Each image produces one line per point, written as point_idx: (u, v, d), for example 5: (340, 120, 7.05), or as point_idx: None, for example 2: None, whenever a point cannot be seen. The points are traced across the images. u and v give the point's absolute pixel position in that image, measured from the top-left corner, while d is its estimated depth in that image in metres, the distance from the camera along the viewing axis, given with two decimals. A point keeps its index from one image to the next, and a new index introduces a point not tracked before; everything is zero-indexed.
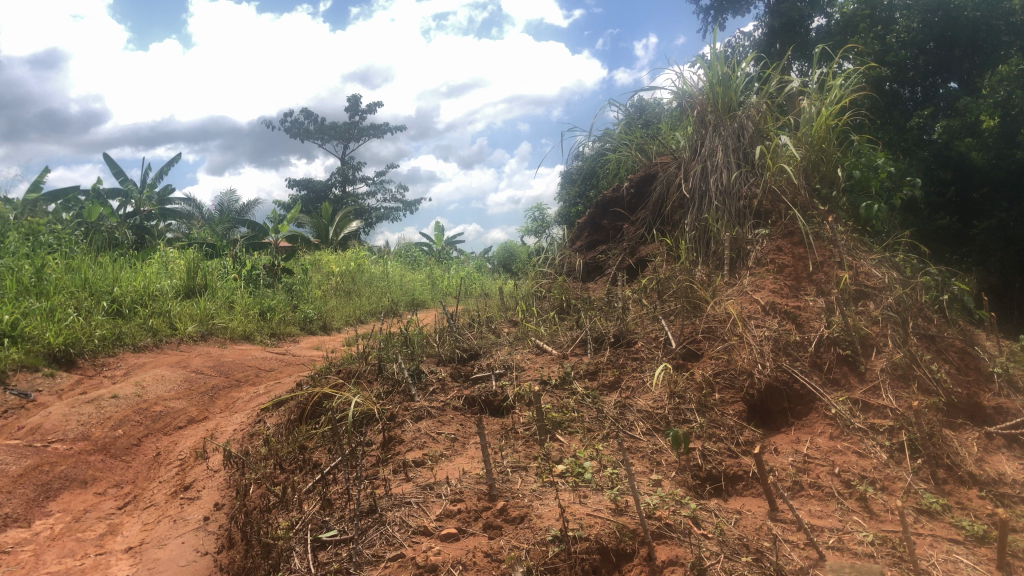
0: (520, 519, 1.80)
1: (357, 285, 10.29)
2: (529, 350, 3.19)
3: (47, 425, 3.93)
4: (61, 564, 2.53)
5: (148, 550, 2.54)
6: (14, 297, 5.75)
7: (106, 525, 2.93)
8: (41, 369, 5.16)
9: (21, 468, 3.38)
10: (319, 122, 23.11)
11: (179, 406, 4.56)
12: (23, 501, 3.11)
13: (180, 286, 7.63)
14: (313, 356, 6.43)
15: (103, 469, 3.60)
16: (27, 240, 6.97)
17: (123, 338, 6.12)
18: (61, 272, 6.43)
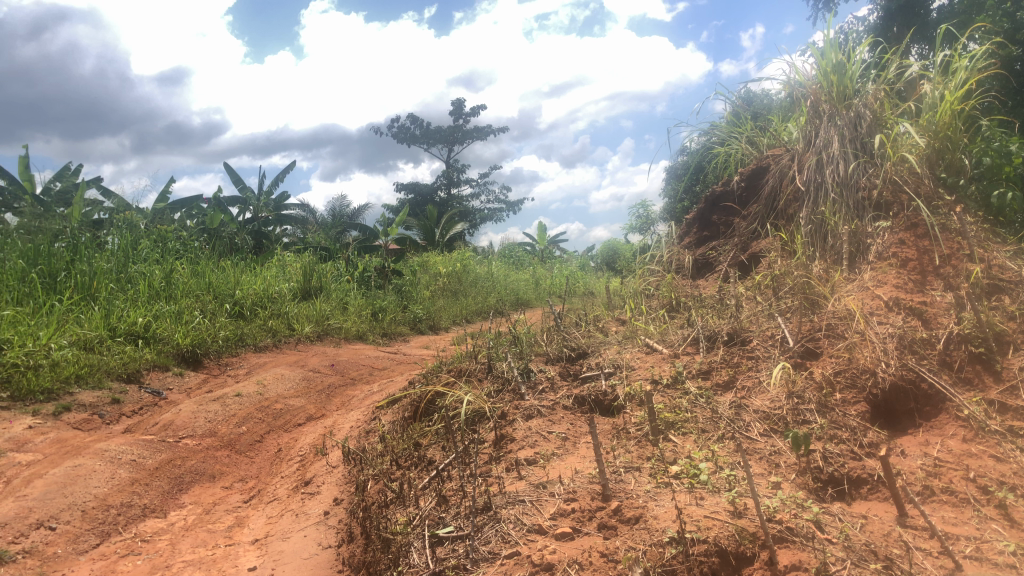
0: (635, 519, 1.79)
1: (464, 285, 10.44)
2: (639, 349, 3.16)
3: (178, 421, 4.15)
4: (195, 553, 2.68)
5: (273, 543, 2.65)
6: (146, 301, 6.13)
7: (234, 517, 3.07)
8: (171, 369, 5.47)
9: (156, 462, 3.59)
10: (425, 126, 23.61)
11: (298, 404, 4.74)
12: (160, 492, 3.30)
13: (297, 288, 7.94)
14: (423, 355, 6.57)
15: (229, 464, 3.78)
16: (156, 247, 7.40)
17: (246, 339, 6.41)
18: (188, 276, 6.81)
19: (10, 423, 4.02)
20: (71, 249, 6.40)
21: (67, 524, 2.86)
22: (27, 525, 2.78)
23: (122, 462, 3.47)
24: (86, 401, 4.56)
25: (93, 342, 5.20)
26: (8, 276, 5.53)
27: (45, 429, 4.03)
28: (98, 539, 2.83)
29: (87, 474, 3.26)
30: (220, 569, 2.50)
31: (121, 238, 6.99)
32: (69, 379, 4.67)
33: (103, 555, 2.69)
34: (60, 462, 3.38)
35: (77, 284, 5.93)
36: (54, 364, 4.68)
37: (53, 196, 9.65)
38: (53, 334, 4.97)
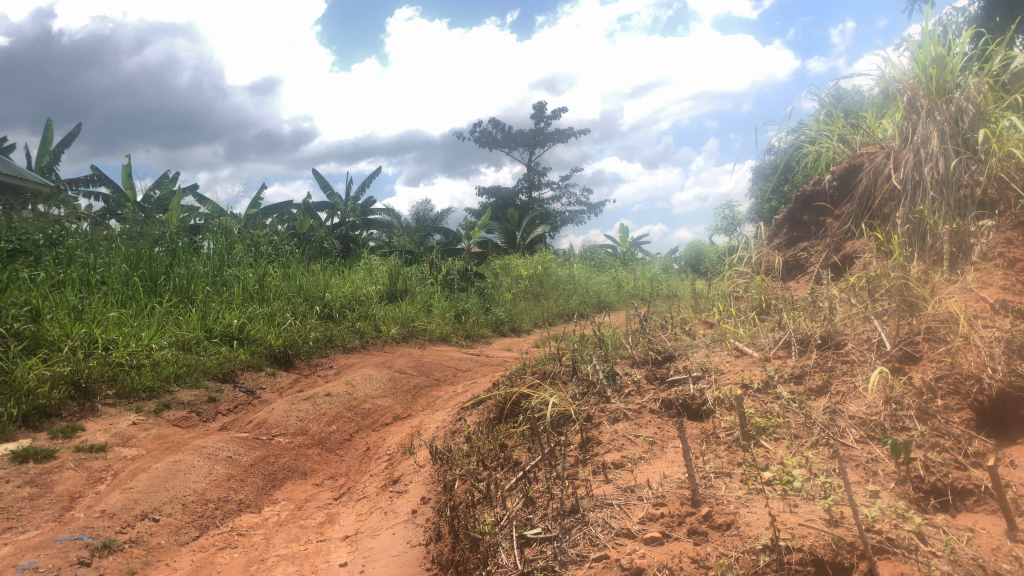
0: (727, 525, 1.75)
1: (546, 287, 10.45)
2: (728, 352, 3.10)
3: (271, 419, 4.30)
4: (289, 547, 2.76)
5: (363, 539, 2.71)
6: (240, 304, 6.36)
7: (325, 514, 3.15)
8: (263, 369, 5.65)
9: (251, 459, 3.71)
10: (507, 130, 23.78)
11: (385, 403, 4.83)
12: (254, 488, 3.42)
13: (383, 290, 8.11)
14: (506, 356, 6.61)
15: (320, 462, 3.88)
16: (249, 251, 7.68)
17: (335, 340, 6.57)
18: (280, 280, 7.05)
19: (116, 420, 4.24)
20: (170, 253, 6.70)
21: (169, 516, 2.99)
22: (133, 517, 2.92)
23: (219, 458, 3.61)
24: (184, 399, 4.76)
25: (191, 342, 5.43)
26: (113, 280, 5.83)
27: (148, 426, 4.23)
28: (198, 532, 2.95)
29: (187, 469, 3.41)
30: (313, 563, 2.57)
31: (217, 242, 7.28)
32: (169, 378, 4.89)
33: (202, 547, 2.80)
34: (162, 457, 3.55)
35: (176, 287, 6.21)
36: (155, 364, 4.91)
37: (153, 203, 10.11)
38: (154, 334, 5.22)
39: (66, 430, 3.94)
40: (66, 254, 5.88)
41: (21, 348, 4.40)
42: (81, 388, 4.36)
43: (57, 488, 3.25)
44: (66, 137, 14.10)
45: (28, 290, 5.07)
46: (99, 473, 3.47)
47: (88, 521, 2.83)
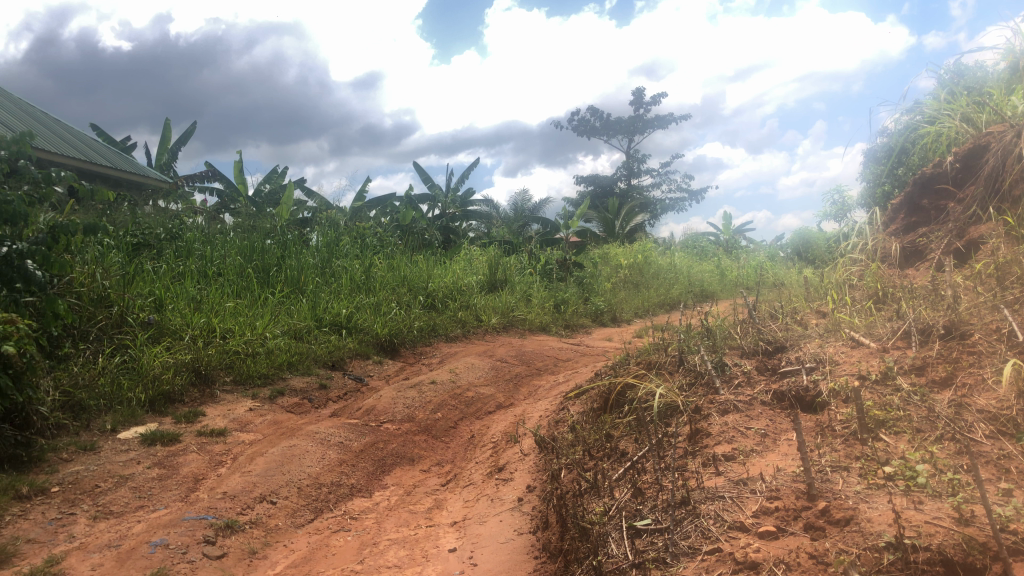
0: (846, 521, 1.70)
1: (647, 277, 10.32)
2: (843, 343, 2.99)
3: (379, 407, 4.42)
4: (399, 532, 2.83)
5: (471, 526, 2.75)
6: (348, 294, 6.56)
7: (433, 500, 3.22)
8: (371, 357, 5.79)
9: (362, 444, 3.83)
10: (605, 118, 23.61)
11: (488, 392, 4.88)
12: (365, 473, 3.52)
13: (484, 281, 8.20)
14: (607, 346, 6.57)
15: (427, 448, 3.96)
16: (356, 243, 7.91)
17: (438, 330, 6.67)
18: (384, 271, 7.23)
19: (234, 405, 4.45)
20: (281, 245, 6.99)
21: (285, 499, 3.12)
22: (252, 498, 3.06)
23: (331, 443, 3.74)
24: (297, 386, 4.94)
25: (302, 331, 5.65)
26: (229, 272, 6.13)
27: (264, 411, 4.42)
28: (313, 514, 3.06)
29: (301, 454, 3.55)
30: (423, 548, 2.62)
31: (324, 235, 7.53)
32: (282, 365, 5.09)
33: (317, 529, 2.91)
34: (278, 442, 3.72)
35: (287, 278, 6.46)
36: (269, 352, 5.13)
37: (264, 198, 10.53)
38: (268, 324, 5.46)
39: (188, 415, 4.16)
40: (186, 247, 6.22)
41: (147, 337, 4.70)
42: (202, 374, 4.61)
43: (183, 470, 3.44)
44: (183, 135, 14.84)
45: (153, 283, 5.39)
46: (220, 456, 3.65)
47: (212, 502, 2.99)
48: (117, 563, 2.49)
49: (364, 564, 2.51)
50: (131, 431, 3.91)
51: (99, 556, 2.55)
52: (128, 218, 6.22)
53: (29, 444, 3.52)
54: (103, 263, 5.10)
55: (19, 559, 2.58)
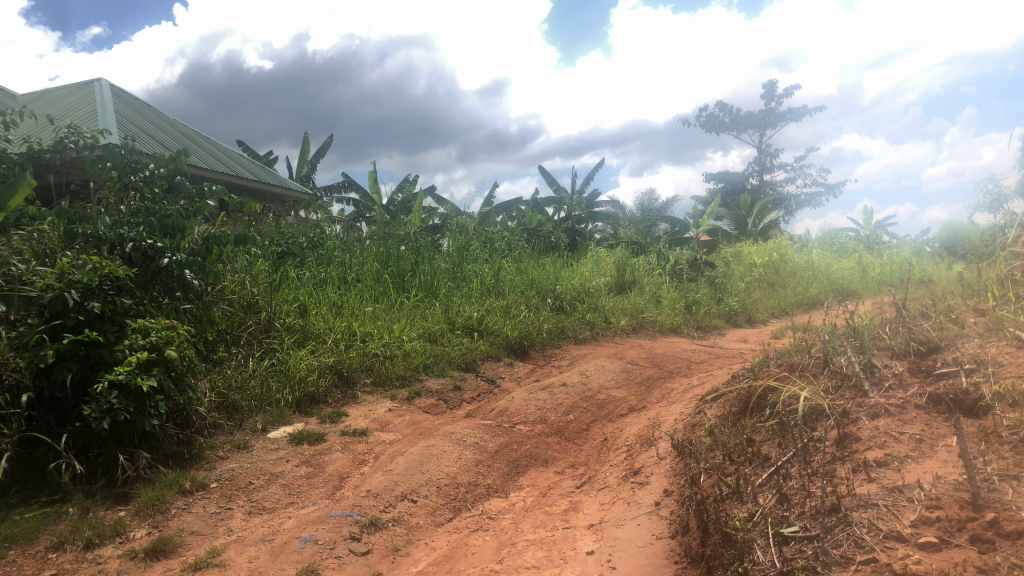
0: (1019, 534, 1.57)
1: (782, 276, 9.97)
2: (1007, 343, 2.79)
3: (512, 408, 4.51)
4: (536, 533, 2.84)
5: (608, 529, 2.73)
6: (479, 297, 6.69)
7: (569, 502, 3.21)
8: (502, 359, 5.84)
9: (496, 445, 3.88)
10: (734, 113, 23.04)
11: (619, 395, 4.84)
12: (501, 473, 3.56)
13: (612, 282, 8.18)
14: (742, 349, 6.38)
15: (560, 450, 3.96)
16: (485, 247, 8.12)
17: (567, 332, 6.62)
18: (513, 275, 7.34)
19: (374, 406, 4.61)
20: (415, 252, 7.25)
21: (425, 498, 3.20)
22: (394, 497, 3.17)
23: (467, 444, 3.83)
24: (433, 387, 5.05)
25: (437, 334, 5.80)
26: (367, 278, 6.39)
27: (402, 412, 4.55)
28: (452, 513, 3.12)
29: (439, 454, 3.65)
30: (561, 550, 2.63)
31: (455, 241, 7.76)
32: (418, 367, 5.22)
33: (456, 529, 2.96)
34: (416, 442, 3.87)
35: (421, 283, 6.67)
36: (406, 355, 5.29)
37: (398, 206, 10.92)
38: (405, 327, 5.65)
39: (332, 415, 4.34)
40: (326, 255, 6.55)
41: (293, 340, 4.95)
42: (344, 376, 4.80)
43: (328, 468, 3.59)
44: (321, 147, 15.53)
45: (297, 289, 5.68)
46: (363, 455, 3.79)
47: (356, 500, 3.12)
48: (271, 556, 2.63)
49: (503, 563, 2.54)
50: (280, 430, 4.12)
51: (256, 549, 2.71)
52: (273, 229, 6.57)
53: (190, 442, 3.78)
54: (252, 271, 5.42)
55: (185, 550, 2.78)
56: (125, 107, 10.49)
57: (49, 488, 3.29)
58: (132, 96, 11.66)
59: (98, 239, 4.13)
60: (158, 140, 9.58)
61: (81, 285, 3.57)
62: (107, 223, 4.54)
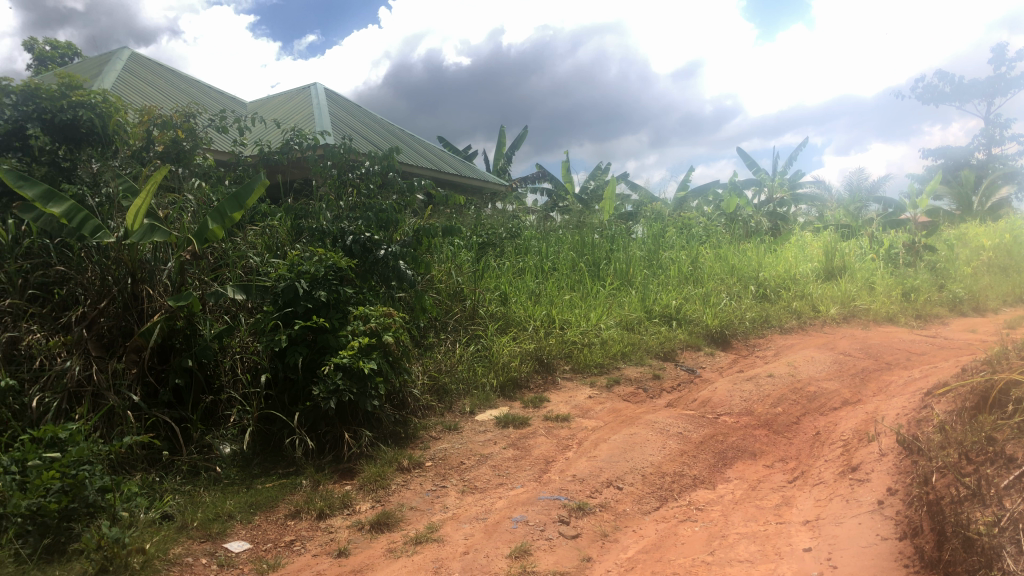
0: None
1: (1016, 259, 8.99)
2: None
3: (716, 399, 4.43)
4: (748, 526, 2.76)
5: (826, 526, 2.61)
6: (677, 285, 6.59)
7: (781, 496, 3.08)
8: (703, 348, 5.61)
9: (701, 436, 3.81)
10: None
11: (831, 387, 4.58)
12: (707, 465, 3.48)
13: (819, 269, 7.80)
14: (971, 340, 5.82)
15: (769, 443, 3.79)
16: (682, 234, 8.04)
17: (771, 321, 6.29)
18: (712, 262, 7.26)
19: (574, 392, 4.65)
20: (609, 239, 7.39)
21: (631, 486, 3.21)
22: (600, 483, 3.21)
23: (671, 434, 3.81)
24: (632, 375, 4.97)
25: (634, 322, 5.78)
26: (563, 267, 6.51)
27: (602, 399, 4.54)
28: (658, 502, 3.09)
29: (642, 443, 3.67)
30: (775, 545, 2.54)
31: (649, 228, 7.89)
32: (616, 355, 5.19)
33: (664, 517, 2.92)
34: (619, 429, 3.91)
35: (617, 271, 6.68)
36: (604, 343, 5.30)
37: (591, 194, 11.02)
38: (602, 316, 5.68)
39: (535, 400, 4.44)
40: (524, 245, 6.78)
41: (496, 328, 5.13)
42: (545, 363, 4.91)
43: (534, 452, 3.68)
44: (516, 139, 15.85)
45: (498, 278, 5.91)
46: (567, 440, 3.84)
47: (564, 485, 3.20)
48: (486, 534, 2.74)
49: (714, 555, 2.49)
50: (486, 413, 4.28)
51: (471, 527, 2.83)
52: (474, 221, 6.84)
53: (406, 422, 4.01)
54: (457, 261, 5.73)
55: (406, 524, 2.95)
56: (338, 109, 11.23)
57: (285, 461, 3.62)
58: (344, 99, 12.45)
59: (322, 232, 4.61)
60: (368, 137, 10.21)
61: (309, 275, 3.91)
62: (329, 217, 4.92)
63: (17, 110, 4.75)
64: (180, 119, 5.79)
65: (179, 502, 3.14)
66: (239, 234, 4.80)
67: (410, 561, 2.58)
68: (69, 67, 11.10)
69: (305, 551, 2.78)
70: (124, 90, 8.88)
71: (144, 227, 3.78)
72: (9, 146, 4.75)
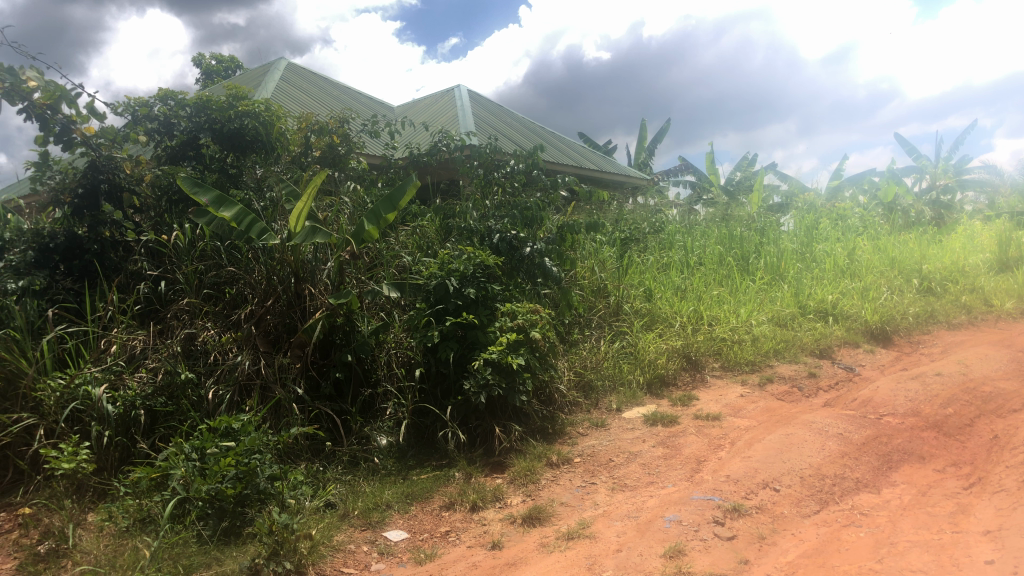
0: None
1: None
2: None
3: (878, 399, 4.21)
4: (919, 534, 2.59)
5: (1010, 539, 2.42)
6: (833, 279, 6.29)
7: (956, 503, 2.87)
8: (862, 345, 5.31)
9: (863, 438, 3.62)
10: None
11: (1010, 387, 4.23)
12: (871, 468, 3.30)
13: (992, 260, 7.21)
14: None
15: (940, 446, 3.55)
16: (836, 225, 7.68)
17: (937, 316, 5.88)
18: (871, 254, 6.89)
19: (725, 390, 4.52)
20: (758, 233, 7.17)
21: (789, 487, 3.09)
22: (755, 484, 3.12)
23: (830, 435, 3.65)
24: (785, 373, 4.77)
25: (787, 319, 5.57)
26: (709, 261, 6.36)
27: (755, 397, 4.40)
28: (819, 505, 2.95)
29: (800, 443, 3.54)
30: (952, 555, 2.37)
31: (801, 221, 7.58)
32: (769, 352, 5.02)
33: (826, 522, 2.79)
34: (774, 429, 3.78)
35: (767, 265, 6.45)
36: (755, 339, 5.14)
37: (737, 185, 10.70)
38: (752, 311, 5.51)
39: (683, 398, 4.36)
40: (668, 241, 6.69)
41: (641, 324, 5.08)
42: (692, 360, 4.82)
43: (685, 450, 3.62)
44: (658, 132, 15.66)
45: (643, 274, 5.85)
46: (719, 439, 3.74)
47: (718, 485, 3.13)
48: (638, 532, 2.72)
49: (884, 563, 2.35)
50: (634, 410, 4.25)
51: (622, 525, 2.82)
52: (616, 217, 6.84)
53: (554, 418, 4.03)
54: (600, 257, 5.73)
55: (557, 519, 2.97)
56: (481, 109, 11.45)
57: (438, 453, 3.72)
58: (486, 99, 12.66)
59: (471, 231, 4.72)
60: (510, 135, 10.35)
61: (459, 273, 3.99)
62: (475, 216, 5.03)
63: (191, 122, 5.11)
64: (335, 125, 6.09)
65: (341, 491, 3.30)
66: (392, 234, 4.98)
67: (564, 556, 2.59)
68: (233, 78, 11.83)
69: (461, 542, 2.85)
70: (283, 99, 9.40)
71: (306, 228, 3.97)
72: (185, 156, 5.11)
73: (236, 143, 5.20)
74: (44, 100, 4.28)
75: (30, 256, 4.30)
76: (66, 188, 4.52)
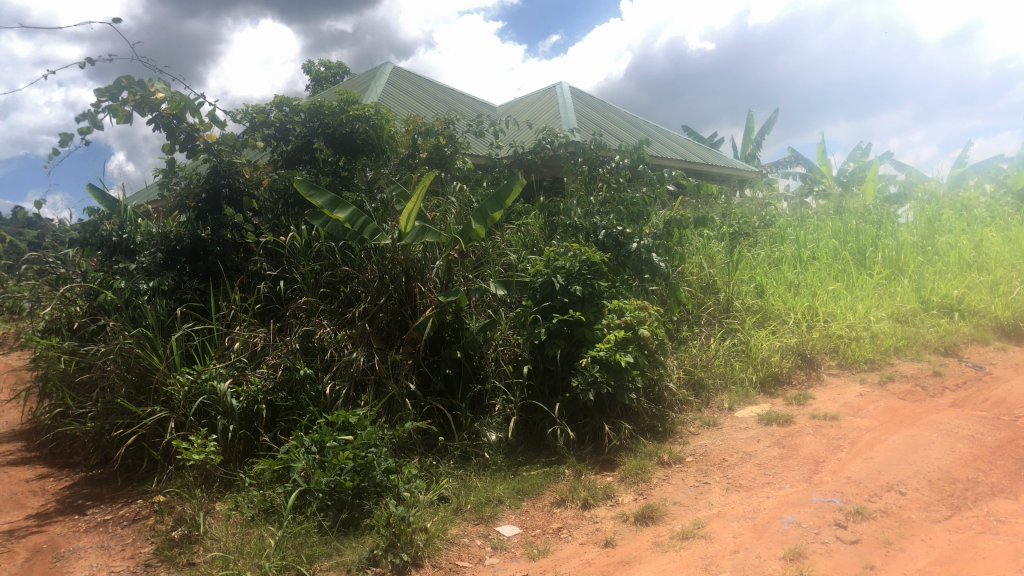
0: None
1: None
2: None
3: (1012, 400, 3.97)
4: None
5: None
6: (959, 272, 5.96)
7: None
8: (992, 342, 5.01)
9: (998, 440, 3.42)
10: None
11: None
12: (1007, 471, 3.11)
13: None
14: None
15: None
16: (960, 216, 7.29)
17: None
18: (1001, 245, 6.49)
19: (843, 389, 4.36)
20: (875, 225, 6.89)
21: (916, 491, 2.95)
22: (879, 487, 2.99)
23: (960, 437, 3.46)
24: (907, 371, 4.56)
25: (908, 314, 5.32)
26: (823, 256, 6.15)
27: (875, 397, 4.22)
28: (950, 510, 2.80)
29: (926, 445, 3.38)
30: None
31: (921, 213, 7.23)
32: (889, 350, 4.81)
33: (958, 528, 2.65)
34: (898, 429, 3.62)
35: (885, 259, 6.18)
36: (874, 336, 4.92)
37: (850, 176, 10.28)
38: (871, 308, 5.29)
39: (799, 397, 4.22)
40: (780, 235, 6.52)
41: (753, 321, 4.96)
42: (807, 358, 4.67)
43: (802, 450, 3.51)
44: (767, 123, 15.24)
45: (754, 270, 5.71)
46: (838, 440, 3.61)
47: (838, 487, 3.02)
48: (756, 534, 2.65)
49: None
50: (747, 409, 4.14)
51: (739, 526, 2.75)
52: (724, 210, 6.71)
53: (663, 417, 3.98)
54: (709, 252, 5.64)
55: (671, 518, 2.93)
56: (583, 105, 11.42)
57: (548, 450, 3.74)
58: (588, 95, 12.60)
59: (576, 228, 4.72)
60: (613, 131, 10.26)
61: (565, 270, 3.97)
62: (580, 214, 5.02)
63: (305, 126, 5.28)
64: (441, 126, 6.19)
65: (454, 485, 3.36)
66: (498, 233, 5.03)
67: (679, 556, 2.56)
68: (342, 84, 12.20)
69: (573, 539, 2.85)
70: (389, 102, 9.63)
71: (416, 228, 4.08)
72: (300, 159, 5.28)
73: (348, 146, 5.36)
74: (171, 110, 4.51)
75: (159, 257, 4.58)
76: (192, 192, 4.76)
